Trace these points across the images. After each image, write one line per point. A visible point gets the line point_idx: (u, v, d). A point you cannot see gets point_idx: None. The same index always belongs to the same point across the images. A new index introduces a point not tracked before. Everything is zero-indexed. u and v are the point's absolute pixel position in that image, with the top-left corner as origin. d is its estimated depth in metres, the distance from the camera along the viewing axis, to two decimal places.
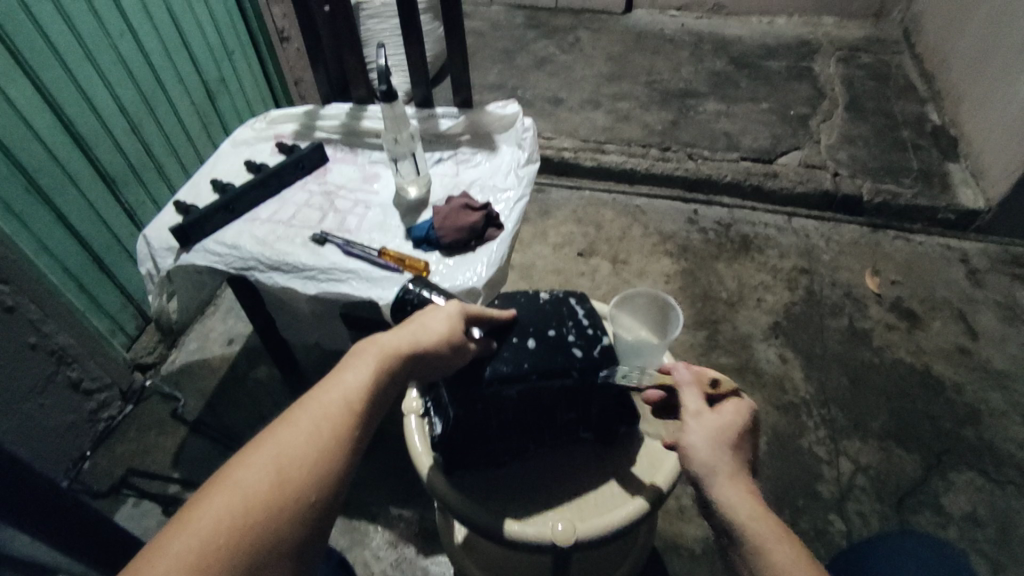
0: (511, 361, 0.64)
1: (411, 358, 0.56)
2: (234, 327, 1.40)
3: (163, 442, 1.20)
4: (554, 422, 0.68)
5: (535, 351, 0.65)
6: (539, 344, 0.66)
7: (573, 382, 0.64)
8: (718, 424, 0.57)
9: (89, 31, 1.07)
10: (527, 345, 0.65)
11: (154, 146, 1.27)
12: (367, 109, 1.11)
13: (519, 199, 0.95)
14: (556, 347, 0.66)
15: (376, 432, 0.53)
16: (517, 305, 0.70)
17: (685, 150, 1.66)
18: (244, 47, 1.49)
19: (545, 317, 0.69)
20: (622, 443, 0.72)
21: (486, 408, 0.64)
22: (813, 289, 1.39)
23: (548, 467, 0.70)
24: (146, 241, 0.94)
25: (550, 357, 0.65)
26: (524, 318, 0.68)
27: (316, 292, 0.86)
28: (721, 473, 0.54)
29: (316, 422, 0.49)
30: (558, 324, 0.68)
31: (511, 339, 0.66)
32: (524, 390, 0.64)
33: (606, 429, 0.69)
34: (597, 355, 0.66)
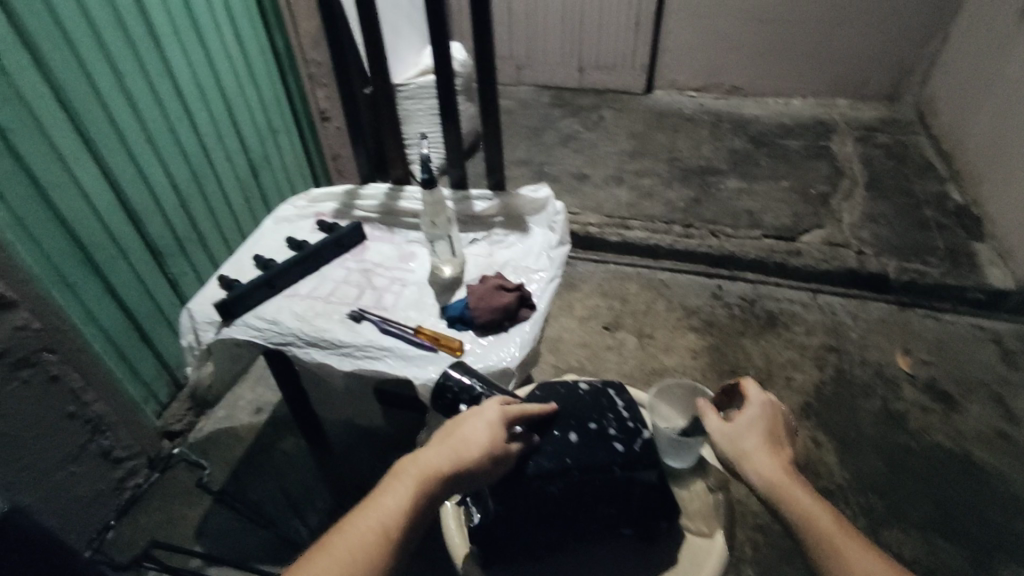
0: (553, 455, 0.65)
1: (452, 476, 0.57)
2: (263, 396, 1.42)
3: (186, 513, 1.19)
4: (593, 517, 0.66)
5: (578, 445, 0.66)
6: (581, 437, 0.67)
7: (614, 476, 0.65)
8: (745, 428, 0.67)
9: (152, 117, 1.16)
10: (570, 439, 0.67)
11: (201, 222, 1.34)
12: (405, 190, 1.16)
13: (551, 280, 0.97)
14: (598, 441, 0.67)
15: (412, 554, 0.54)
16: (558, 396, 0.72)
17: (708, 227, 1.69)
18: (288, 128, 1.59)
19: (585, 409, 0.71)
20: (663, 542, 0.69)
21: (526, 501, 0.64)
22: (842, 368, 1.38)
23: (586, 564, 0.68)
24: (189, 314, 0.97)
25: (593, 451, 0.66)
26: (565, 411, 0.70)
27: (352, 369, 0.88)
28: (764, 467, 0.63)
29: (353, 551, 0.50)
30: (600, 417, 0.69)
31: (553, 433, 0.67)
32: (565, 484, 0.64)
33: (646, 526, 0.67)
34: (638, 450, 0.67)
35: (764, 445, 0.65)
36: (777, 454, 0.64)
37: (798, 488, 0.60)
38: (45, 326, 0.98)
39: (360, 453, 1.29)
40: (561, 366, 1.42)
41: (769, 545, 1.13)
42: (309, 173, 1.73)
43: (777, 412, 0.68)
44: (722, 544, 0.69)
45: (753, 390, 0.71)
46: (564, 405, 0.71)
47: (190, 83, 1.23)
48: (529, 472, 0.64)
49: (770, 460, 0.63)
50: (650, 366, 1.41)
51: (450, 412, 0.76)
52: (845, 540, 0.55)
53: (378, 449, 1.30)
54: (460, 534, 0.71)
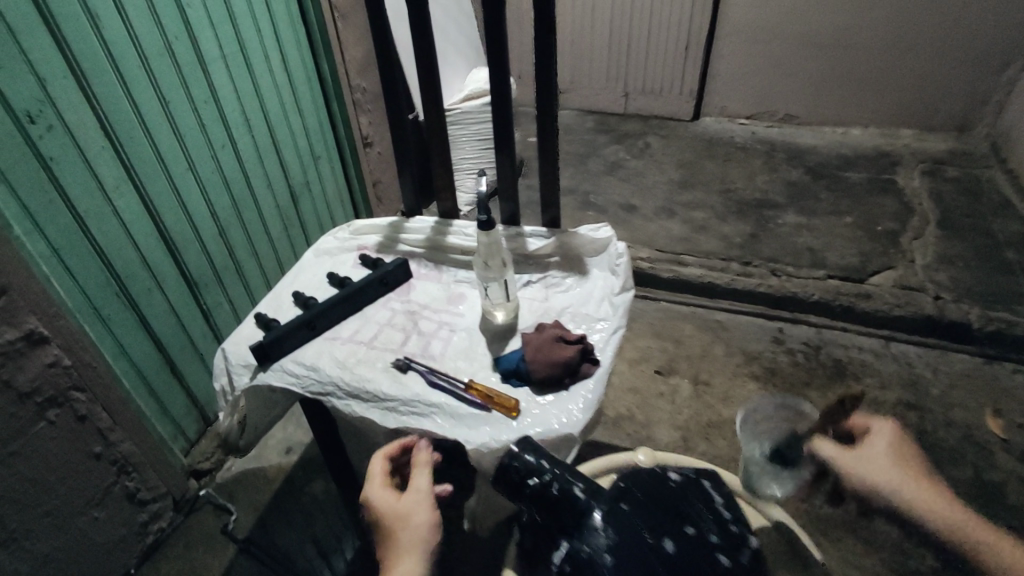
0: (644, 562, 0.59)
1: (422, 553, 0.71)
2: (294, 435, 1.35)
3: (210, 563, 1.12)
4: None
5: (673, 558, 0.60)
6: (679, 545, 0.62)
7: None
8: (871, 452, 0.75)
9: (196, 144, 1.12)
10: (664, 547, 0.61)
11: (238, 252, 1.28)
12: (453, 224, 1.08)
13: (615, 330, 0.88)
14: (698, 548, 0.62)
15: None
16: (648, 487, 0.69)
17: (768, 265, 1.59)
18: (331, 153, 1.54)
19: (680, 509, 0.66)
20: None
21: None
22: (924, 429, 1.25)
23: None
24: (224, 355, 0.91)
25: (692, 560, 0.61)
26: (652, 505, 0.66)
27: (396, 426, 0.80)
28: (911, 491, 0.71)
29: None
30: (692, 522, 0.65)
31: (647, 537, 0.62)
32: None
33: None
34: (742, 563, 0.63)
35: (903, 468, 0.73)
36: (907, 472, 0.73)
37: (947, 508, 0.70)
38: (77, 363, 0.93)
39: None
40: (610, 413, 1.32)
41: None
42: (349, 201, 1.67)
43: (903, 432, 0.75)
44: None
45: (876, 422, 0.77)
46: (653, 496, 0.68)
47: (234, 108, 1.19)
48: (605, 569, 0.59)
49: (908, 481, 0.72)
50: (707, 417, 1.30)
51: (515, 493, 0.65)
52: (993, 539, 0.68)
53: None
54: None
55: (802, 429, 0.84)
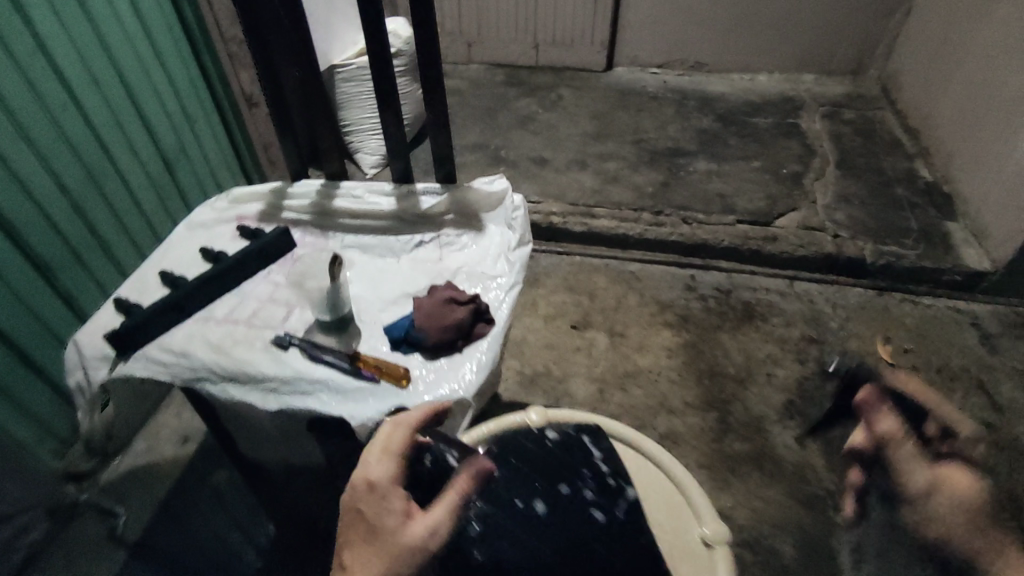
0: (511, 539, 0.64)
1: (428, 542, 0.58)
2: (191, 422, 1.26)
3: (101, 567, 1.05)
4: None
5: (546, 514, 0.66)
6: (561, 504, 0.67)
7: (594, 557, 0.63)
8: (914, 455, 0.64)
9: (26, 108, 0.96)
10: (536, 509, 0.67)
11: (105, 230, 1.15)
12: (340, 186, 0.99)
13: (512, 287, 0.84)
14: (576, 506, 0.67)
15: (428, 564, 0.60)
16: (525, 452, 0.72)
17: (679, 213, 1.59)
18: (209, 115, 1.39)
19: (563, 469, 0.71)
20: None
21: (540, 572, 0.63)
22: (824, 361, 1.33)
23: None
24: (77, 347, 0.80)
25: (572, 518, 0.66)
26: (531, 475, 0.70)
27: (278, 408, 0.74)
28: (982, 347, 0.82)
29: None
30: (573, 482, 0.69)
31: (544, 489, 0.68)
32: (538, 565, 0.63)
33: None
34: (621, 515, 0.66)
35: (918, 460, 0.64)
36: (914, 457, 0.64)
37: None
38: None
39: None
40: (525, 372, 1.31)
41: (761, 565, 1.02)
42: (239, 167, 1.53)
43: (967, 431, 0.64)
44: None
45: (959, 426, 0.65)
46: (537, 466, 0.71)
47: (74, 63, 1.03)
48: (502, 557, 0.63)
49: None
50: (620, 368, 1.32)
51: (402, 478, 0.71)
52: None
53: None
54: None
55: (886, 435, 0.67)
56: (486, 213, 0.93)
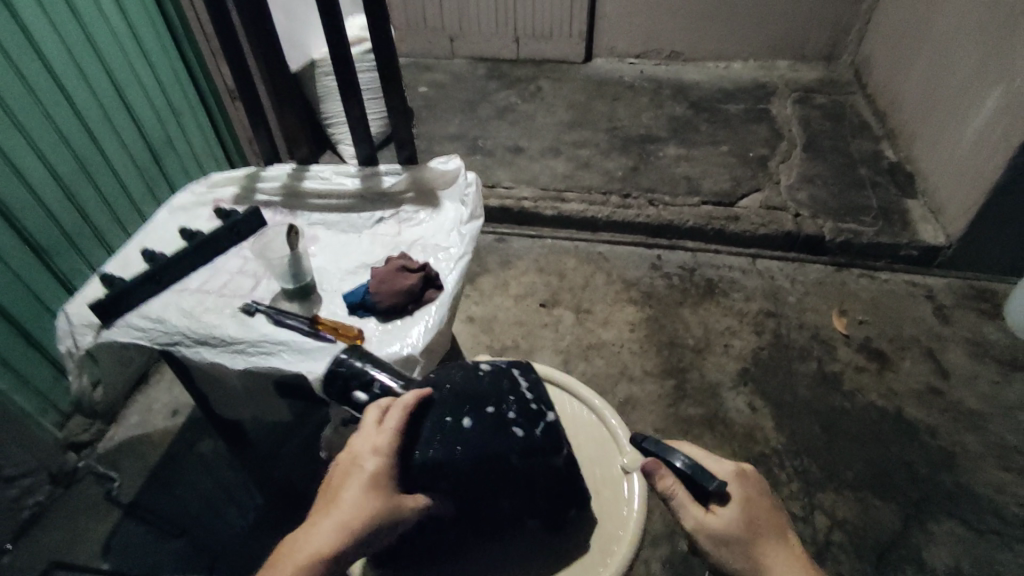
0: (440, 445, 0.65)
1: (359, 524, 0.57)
2: (180, 397, 1.34)
3: (93, 528, 1.13)
4: (498, 511, 0.69)
5: (474, 429, 0.67)
6: (481, 422, 0.68)
7: (506, 467, 0.67)
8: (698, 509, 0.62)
9: (20, 101, 1.04)
10: (465, 425, 0.67)
11: (96, 217, 1.23)
12: (309, 168, 1.06)
13: (462, 257, 0.91)
14: (500, 426, 0.68)
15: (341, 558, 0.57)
16: (456, 379, 0.71)
17: (645, 196, 1.66)
18: (195, 109, 1.47)
19: (487, 393, 0.71)
20: (576, 532, 0.73)
21: (456, 479, 0.65)
22: (779, 333, 1.40)
23: (481, 566, 0.71)
24: (65, 316, 0.88)
25: (494, 438, 0.67)
26: (459, 396, 0.69)
27: (245, 367, 0.80)
28: None
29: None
30: (500, 403, 0.70)
31: (468, 413, 0.68)
32: (457, 474, 0.65)
33: (554, 518, 0.71)
34: (539, 435, 0.70)
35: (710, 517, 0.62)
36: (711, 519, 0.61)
37: None
38: None
39: (287, 449, 1.21)
40: (495, 347, 1.39)
41: None
42: (224, 158, 1.61)
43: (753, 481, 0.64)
44: (638, 494, 0.76)
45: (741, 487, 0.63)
46: (463, 390, 0.70)
47: (64, 60, 1.11)
48: (419, 461, 0.64)
49: None
50: (584, 342, 1.39)
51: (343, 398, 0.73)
52: None
53: (308, 441, 1.23)
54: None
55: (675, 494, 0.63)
56: (443, 192, 1.01)
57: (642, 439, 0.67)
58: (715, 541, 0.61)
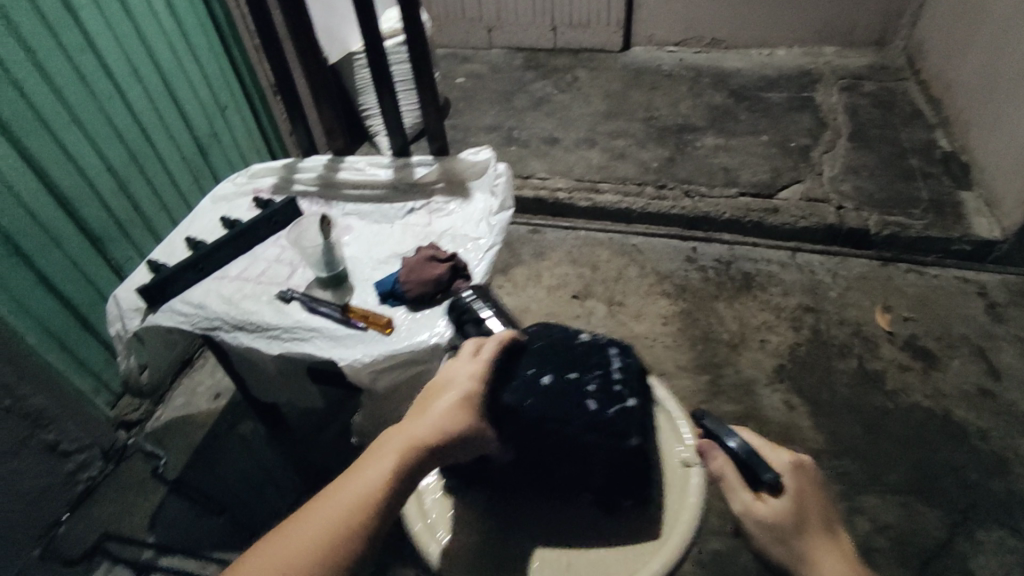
0: (517, 393, 0.63)
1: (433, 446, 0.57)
2: (222, 381, 1.39)
3: (142, 503, 1.19)
4: (555, 477, 0.66)
5: (549, 388, 0.63)
6: (555, 384, 0.63)
7: (568, 437, 0.63)
8: (743, 490, 0.62)
9: (77, 97, 1.09)
10: (541, 382, 0.63)
11: (146, 207, 1.28)
12: (345, 160, 1.09)
13: (490, 248, 0.92)
14: (572, 392, 0.63)
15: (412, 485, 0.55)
16: (554, 338, 0.68)
17: (682, 187, 1.63)
18: (238, 103, 1.51)
19: (578, 358, 0.66)
20: (634, 522, 0.66)
21: (517, 433, 0.63)
22: (819, 329, 1.36)
23: (526, 522, 0.68)
24: (115, 301, 0.93)
25: (560, 403, 0.62)
26: (551, 355, 0.66)
27: (280, 352, 0.83)
28: None
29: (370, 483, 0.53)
30: (586, 371, 0.65)
31: (552, 375, 0.64)
32: (518, 425, 0.63)
33: (609, 500, 0.66)
34: (610, 416, 0.62)
35: (754, 498, 0.61)
36: (753, 499, 0.61)
37: None
38: None
39: (322, 433, 1.25)
40: None
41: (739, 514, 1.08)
42: (266, 150, 1.65)
43: (805, 471, 0.62)
44: (698, 489, 0.68)
45: (795, 473, 0.62)
46: (553, 350, 0.67)
47: (117, 57, 1.16)
48: (498, 403, 0.63)
49: None
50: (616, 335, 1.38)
51: (459, 329, 0.77)
52: None
53: (343, 425, 1.27)
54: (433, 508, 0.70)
55: (726, 474, 0.64)
56: (475, 182, 1.02)
57: (704, 419, 0.68)
58: (763, 528, 0.59)
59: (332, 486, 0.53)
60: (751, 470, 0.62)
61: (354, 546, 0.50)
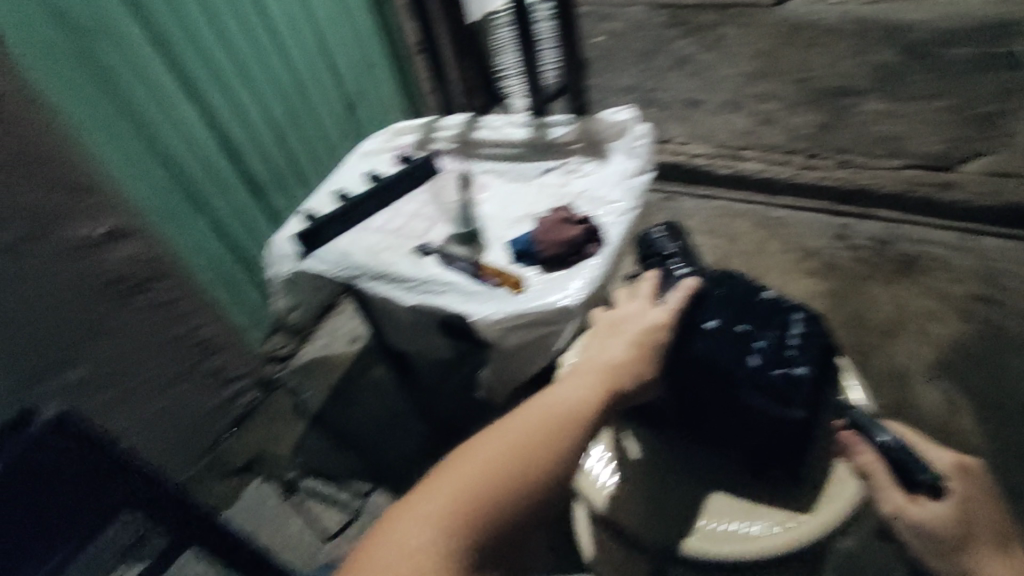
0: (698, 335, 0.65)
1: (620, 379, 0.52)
2: (358, 326, 1.50)
3: (289, 429, 1.33)
4: (709, 429, 0.66)
5: (715, 333, 0.65)
6: (724, 333, 0.65)
7: (726, 391, 0.62)
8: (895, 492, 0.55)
9: (244, 56, 1.19)
10: (707, 327, 0.65)
11: (300, 158, 1.38)
12: (483, 120, 1.11)
13: (626, 211, 0.89)
14: (738, 344, 0.64)
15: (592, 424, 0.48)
16: (730, 292, 0.69)
17: (836, 156, 1.50)
18: (383, 65, 1.56)
19: (755, 313, 0.67)
20: (781, 490, 0.65)
21: (677, 374, 0.64)
22: (997, 323, 1.18)
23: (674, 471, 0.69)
24: (272, 246, 1.01)
25: (726, 351, 0.63)
26: (731, 307, 0.68)
27: (415, 302, 0.87)
28: None
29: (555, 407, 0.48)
30: (761, 326, 0.65)
31: (723, 327, 0.65)
32: (683, 369, 0.64)
33: (758, 465, 0.65)
34: (773, 376, 0.61)
35: (908, 501, 0.54)
36: (906, 502, 0.54)
37: None
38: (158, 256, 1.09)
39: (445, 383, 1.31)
40: None
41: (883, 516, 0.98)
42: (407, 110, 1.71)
43: (978, 478, 0.54)
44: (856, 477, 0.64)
45: (964, 479, 0.54)
46: (731, 302, 0.68)
47: (281, 20, 1.24)
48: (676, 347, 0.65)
49: None
50: None
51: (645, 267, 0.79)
52: None
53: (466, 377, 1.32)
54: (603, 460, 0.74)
55: (874, 471, 0.57)
56: (614, 143, 0.99)
57: (850, 412, 0.62)
58: (917, 534, 0.53)
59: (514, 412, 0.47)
60: (906, 468, 0.55)
61: (555, 457, 0.44)
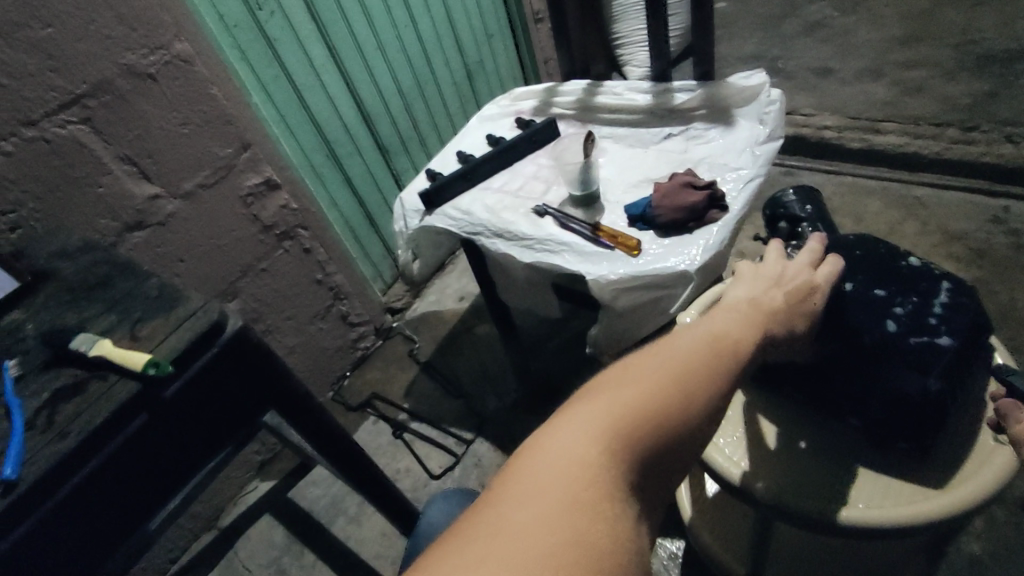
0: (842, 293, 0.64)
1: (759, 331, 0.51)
2: (466, 286, 1.58)
3: (401, 375, 1.43)
4: (830, 394, 0.64)
5: (852, 294, 0.64)
6: (864, 295, 0.64)
7: (860, 352, 0.61)
8: None
9: (383, 24, 1.26)
10: (843, 289, 0.65)
11: (423, 121, 1.46)
12: (605, 83, 1.09)
13: (749, 180, 0.87)
14: (878, 309, 0.63)
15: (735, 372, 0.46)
16: (868, 254, 0.68)
17: (1000, 130, 1.34)
18: (504, 33, 1.59)
19: (898, 278, 0.65)
20: (904, 462, 0.63)
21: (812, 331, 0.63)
22: None
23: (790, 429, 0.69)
24: (401, 202, 1.09)
25: (864, 315, 0.62)
26: (873, 272, 0.66)
27: (531, 261, 0.90)
28: None
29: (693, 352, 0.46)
30: (902, 292, 0.64)
31: (864, 289, 0.64)
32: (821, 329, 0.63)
33: (881, 435, 0.62)
34: (914, 342, 0.60)
35: None
36: None
37: None
38: (302, 207, 1.20)
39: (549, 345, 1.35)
40: None
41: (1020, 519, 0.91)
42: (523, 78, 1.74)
43: None
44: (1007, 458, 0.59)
45: None
46: (871, 264, 0.67)
47: None
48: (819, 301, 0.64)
49: None
50: None
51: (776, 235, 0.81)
52: None
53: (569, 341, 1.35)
54: (740, 420, 0.71)
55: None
56: (742, 110, 0.96)
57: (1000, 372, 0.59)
58: None
59: (646, 357, 0.46)
60: None
61: (694, 399, 0.42)
